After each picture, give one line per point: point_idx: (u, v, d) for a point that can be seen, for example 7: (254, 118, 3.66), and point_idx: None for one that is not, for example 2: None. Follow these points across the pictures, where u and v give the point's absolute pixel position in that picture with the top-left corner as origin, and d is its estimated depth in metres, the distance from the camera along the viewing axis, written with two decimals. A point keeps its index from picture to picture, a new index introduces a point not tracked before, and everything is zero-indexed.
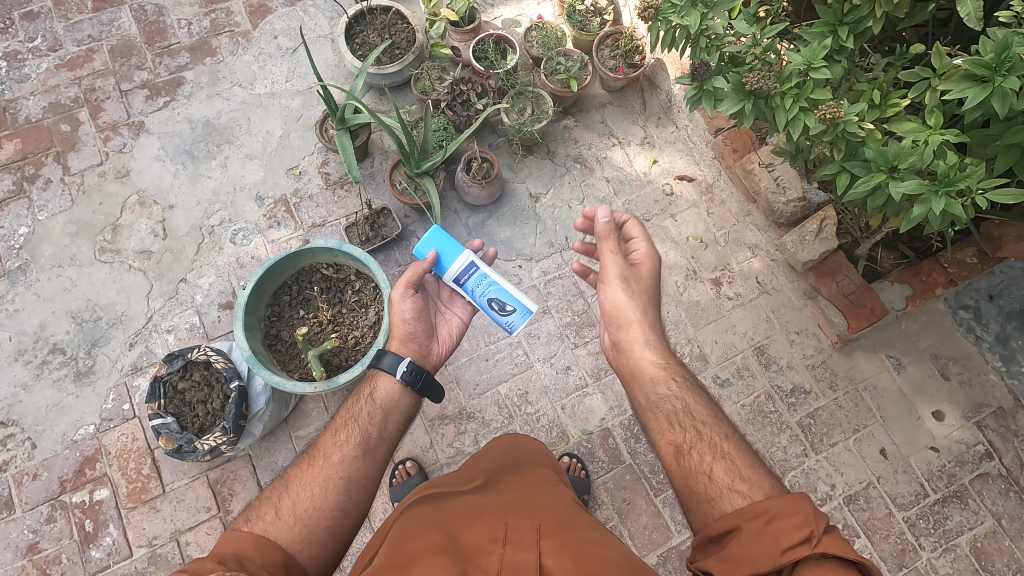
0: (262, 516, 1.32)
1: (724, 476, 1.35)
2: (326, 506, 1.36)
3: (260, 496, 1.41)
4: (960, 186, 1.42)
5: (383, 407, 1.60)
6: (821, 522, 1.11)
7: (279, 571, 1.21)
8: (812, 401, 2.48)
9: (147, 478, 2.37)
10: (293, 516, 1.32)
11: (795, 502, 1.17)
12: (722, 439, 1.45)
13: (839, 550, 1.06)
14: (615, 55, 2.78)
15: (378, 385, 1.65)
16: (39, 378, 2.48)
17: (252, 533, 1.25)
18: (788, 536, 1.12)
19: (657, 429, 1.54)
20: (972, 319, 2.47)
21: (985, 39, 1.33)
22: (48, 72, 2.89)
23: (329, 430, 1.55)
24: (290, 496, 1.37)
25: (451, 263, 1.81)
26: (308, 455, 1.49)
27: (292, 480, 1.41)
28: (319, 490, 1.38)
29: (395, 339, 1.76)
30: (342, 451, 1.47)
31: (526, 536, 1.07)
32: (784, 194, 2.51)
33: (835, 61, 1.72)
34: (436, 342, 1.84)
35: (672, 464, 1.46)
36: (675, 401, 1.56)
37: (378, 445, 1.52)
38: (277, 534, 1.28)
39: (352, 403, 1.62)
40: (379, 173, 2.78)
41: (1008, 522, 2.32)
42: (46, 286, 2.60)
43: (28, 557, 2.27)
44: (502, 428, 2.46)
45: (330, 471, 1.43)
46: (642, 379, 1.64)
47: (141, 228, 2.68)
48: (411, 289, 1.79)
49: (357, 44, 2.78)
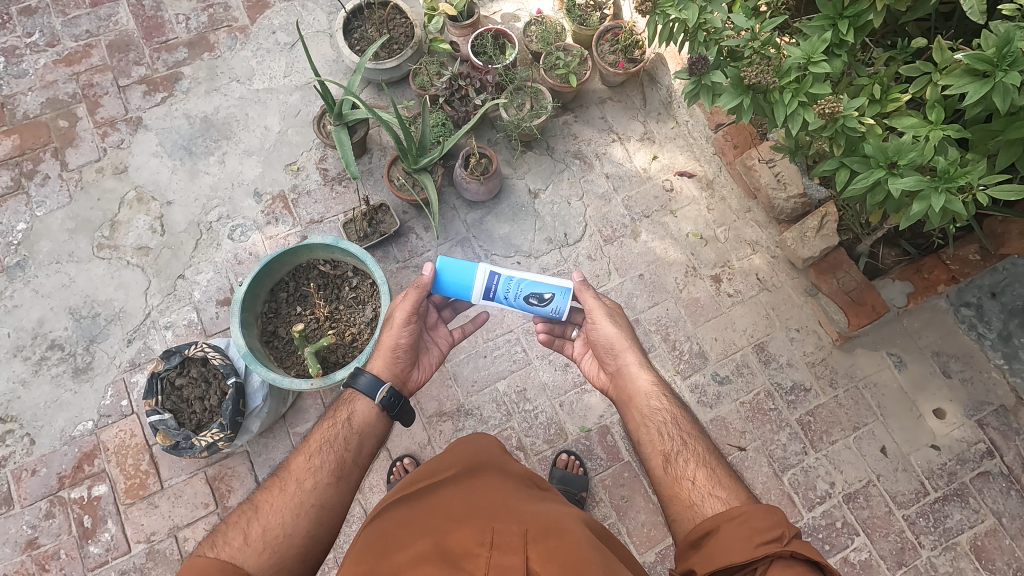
0: (229, 541, 1.30)
1: (707, 483, 1.42)
2: (296, 534, 1.34)
3: (227, 517, 1.38)
4: (960, 182, 1.41)
5: (360, 431, 1.58)
6: (791, 528, 1.20)
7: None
8: (812, 399, 2.47)
9: (146, 474, 2.37)
10: (261, 543, 1.30)
11: (762, 515, 1.24)
12: (704, 448, 1.51)
13: (807, 551, 1.15)
14: (615, 50, 2.76)
15: (356, 408, 1.62)
16: (38, 374, 2.48)
17: (219, 559, 1.23)
18: (759, 534, 1.20)
19: (645, 444, 1.55)
20: (975, 316, 2.43)
21: (987, 33, 1.30)
22: (46, 67, 2.88)
23: (303, 451, 1.50)
24: (260, 521, 1.34)
25: (473, 284, 1.77)
26: (280, 477, 1.45)
27: (262, 505, 1.38)
28: (290, 517, 1.36)
29: (382, 365, 1.73)
30: (316, 476, 1.44)
31: (513, 541, 1.08)
32: (784, 190, 2.49)
33: (835, 55, 1.68)
34: (416, 369, 1.84)
35: (659, 472, 1.49)
36: (665, 413, 1.59)
37: (352, 472, 1.50)
38: (245, 560, 1.26)
39: (328, 425, 1.58)
40: (378, 169, 2.77)
41: (1009, 521, 2.30)
42: (45, 282, 2.60)
43: (28, 552, 2.28)
44: (501, 425, 2.45)
45: (302, 498, 1.40)
46: (635, 402, 1.64)
47: (140, 224, 2.68)
48: (411, 320, 1.77)
49: (355, 39, 2.76)
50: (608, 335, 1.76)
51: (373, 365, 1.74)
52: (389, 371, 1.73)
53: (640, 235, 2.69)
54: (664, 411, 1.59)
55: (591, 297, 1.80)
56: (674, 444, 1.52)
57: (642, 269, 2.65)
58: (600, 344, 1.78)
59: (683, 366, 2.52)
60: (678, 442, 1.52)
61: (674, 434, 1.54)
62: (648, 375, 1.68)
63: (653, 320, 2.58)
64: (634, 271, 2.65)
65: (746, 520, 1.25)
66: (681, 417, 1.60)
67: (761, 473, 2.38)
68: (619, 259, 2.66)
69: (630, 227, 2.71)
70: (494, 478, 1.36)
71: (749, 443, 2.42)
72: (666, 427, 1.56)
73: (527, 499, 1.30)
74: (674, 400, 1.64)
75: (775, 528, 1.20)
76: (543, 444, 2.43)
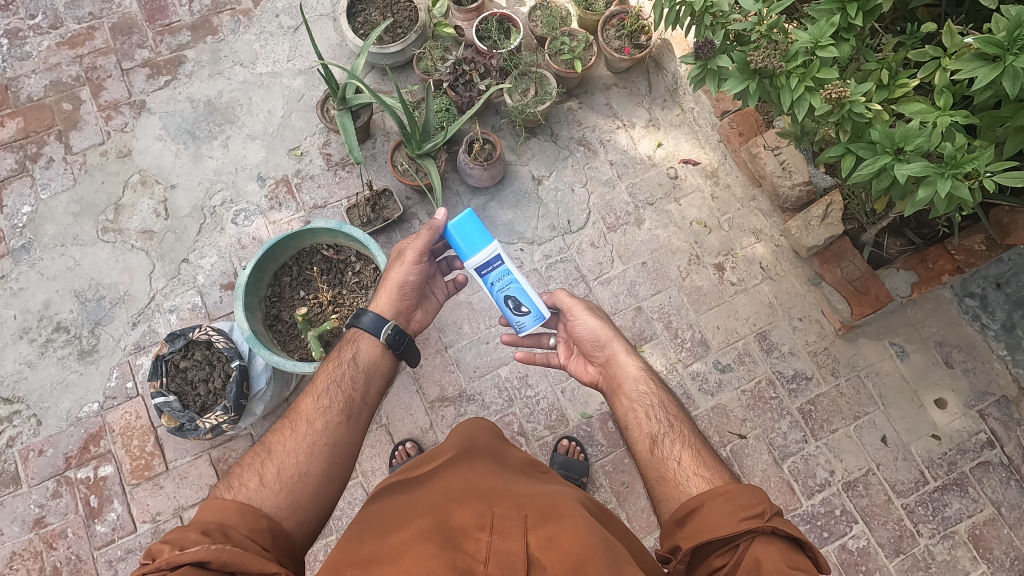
0: (245, 484, 1.29)
1: (692, 463, 1.42)
2: (312, 473, 1.35)
3: (239, 461, 1.37)
4: (967, 168, 1.40)
5: (366, 370, 1.61)
6: (773, 504, 1.21)
7: (265, 538, 1.20)
8: (813, 387, 2.47)
9: (151, 455, 2.40)
10: (278, 483, 1.30)
11: (745, 490, 1.26)
12: (691, 433, 1.50)
13: (787, 527, 1.18)
14: (621, 36, 2.74)
15: (361, 347, 1.65)
16: (44, 355, 2.50)
17: (236, 501, 1.23)
18: (741, 509, 1.22)
19: (632, 429, 1.55)
20: (979, 307, 2.42)
21: (998, 17, 1.29)
22: (49, 50, 2.87)
23: (311, 392, 1.51)
24: (273, 463, 1.34)
25: (479, 250, 1.69)
26: (289, 420, 1.45)
27: (273, 446, 1.38)
28: (304, 457, 1.36)
29: (389, 298, 1.76)
30: (326, 417, 1.45)
31: (513, 526, 1.10)
32: (790, 178, 2.46)
33: (843, 39, 1.64)
34: (418, 310, 1.88)
35: (646, 456, 1.48)
36: (652, 398, 1.58)
37: (361, 411, 1.52)
38: (262, 502, 1.26)
39: (333, 365, 1.60)
40: (381, 154, 2.76)
41: (1008, 510, 2.31)
42: (50, 265, 2.61)
43: (35, 531, 2.31)
44: (502, 411, 2.46)
45: (314, 437, 1.40)
46: (623, 389, 1.63)
47: (144, 208, 2.68)
48: (423, 258, 1.79)
49: (358, 22, 2.74)
50: (590, 329, 1.74)
51: (379, 300, 1.76)
52: (394, 307, 1.76)
53: (643, 223, 2.69)
54: (652, 396, 1.58)
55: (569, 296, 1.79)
56: (661, 427, 1.51)
57: (644, 256, 2.65)
58: (586, 340, 1.76)
59: (684, 354, 2.53)
60: (663, 427, 1.51)
61: (659, 418, 1.53)
62: (635, 361, 1.67)
63: (656, 308, 2.59)
64: (636, 259, 2.64)
65: (728, 496, 1.26)
66: (669, 402, 1.58)
67: (761, 460, 2.39)
68: (622, 247, 2.66)
69: (634, 215, 2.70)
70: (492, 461, 1.37)
71: (749, 431, 2.43)
72: (654, 413, 1.54)
73: (525, 481, 1.32)
74: (662, 385, 1.62)
75: (757, 505, 1.22)
76: (545, 430, 2.44)
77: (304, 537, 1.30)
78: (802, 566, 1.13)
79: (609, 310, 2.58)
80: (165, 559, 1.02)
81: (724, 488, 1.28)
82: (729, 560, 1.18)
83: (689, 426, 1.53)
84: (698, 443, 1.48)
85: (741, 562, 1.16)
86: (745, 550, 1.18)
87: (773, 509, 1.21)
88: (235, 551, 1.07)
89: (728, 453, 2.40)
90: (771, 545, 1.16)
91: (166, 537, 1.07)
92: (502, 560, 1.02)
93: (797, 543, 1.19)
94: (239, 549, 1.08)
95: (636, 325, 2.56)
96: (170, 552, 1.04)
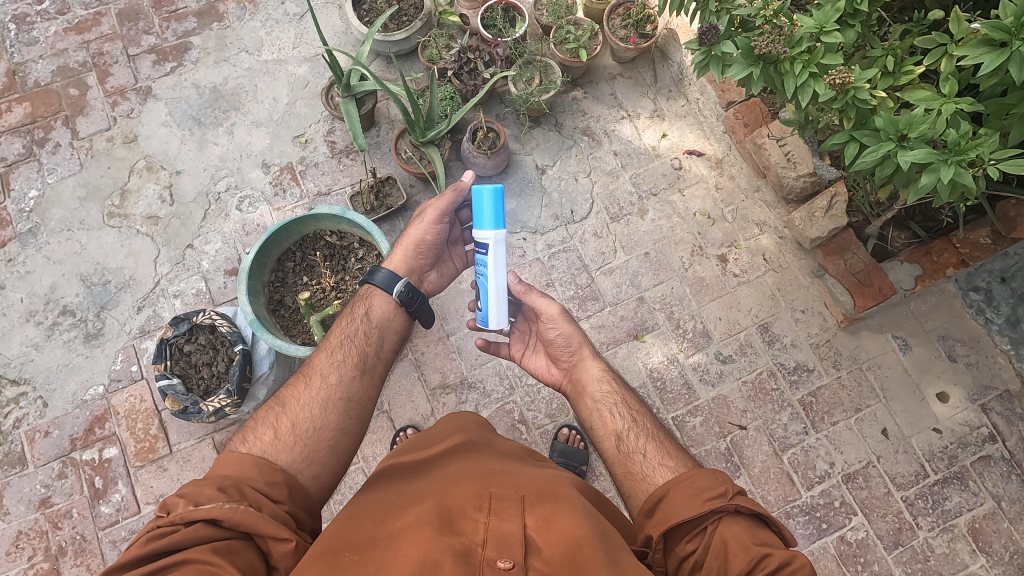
0: (260, 437, 1.31)
1: (657, 455, 1.43)
2: (327, 427, 1.36)
3: (253, 416, 1.39)
4: (970, 155, 1.39)
5: (380, 325, 1.62)
6: (734, 484, 1.25)
7: (283, 491, 1.20)
8: (814, 379, 2.47)
9: (155, 438, 2.42)
10: (292, 437, 1.31)
11: (708, 473, 1.28)
12: (654, 426, 1.51)
13: (750, 505, 1.21)
14: (627, 25, 2.73)
15: (374, 303, 1.66)
16: (50, 338, 2.53)
17: (252, 454, 1.24)
18: (704, 491, 1.24)
19: (597, 428, 1.54)
20: (983, 301, 2.42)
21: (1006, 3, 1.28)
22: (57, 35, 2.89)
23: (325, 349, 1.54)
24: (288, 416, 1.35)
25: (476, 228, 1.66)
26: (304, 374, 1.47)
27: (288, 401, 1.40)
28: (319, 411, 1.38)
29: (404, 256, 1.77)
30: (340, 371, 1.47)
31: (511, 508, 1.12)
32: (795, 169, 2.44)
33: (849, 25, 1.62)
34: (433, 271, 1.88)
35: (613, 452, 1.48)
36: (615, 396, 1.57)
37: (375, 366, 1.54)
38: (277, 455, 1.27)
39: (347, 321, 1.61)
40: (385, 142, 2.77)
41: (1008, 504, 2.30)
42: (56, 249, 2.63)
43: (41, 510, 2.34)
44: (503, 398, 2.47)
45: (329, 391, 1.42)
46: (586, 391, 1.61)
47: (149, 193, 2.70)
48: (443, 218, 1.80)
49: (364, 10, 2.74)
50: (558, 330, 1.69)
51: (395, 258, 1.77)
52: (407, 265, 1.77)
53: (646, 214, 2.68)
54: (615, 394, 1.58)
55: (553, 306, 1.68)
56: (625, 423, 1.51)
57: (647, 247, 2.64)
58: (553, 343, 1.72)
59: (686, 344, 2.53)
60: (627, 422, 1.51)
61: (625, 414, 1.53)
62: (599, 362, 1.66)
63: (658, 298, 2.59)
64: (639, 250, 2.64)
65: (691, 481, 1.28)
66: (633, 398, 1.58)
67: (761, 451, 2.40)
68: (626, 237, 2.66)
69: (637, 206, 2.69)
70: (487, 448, 1.38)
71: (750, 422, 2.43)
72: (620, 411, 1.54)
73: (521, 466, 1.33)
74: (623, 383, 1.62)
75: (719, 487, 1.24)
76: (545, 418, 2.45)
77: (319, 490, 1.30)
78: (768, 540, 1.18)
79: (612, 300, 2.58)
80: (179, 515, 1.05)
81: (688, 474, 1.30)
82: (699, 545, 1.20)
83: (653, 420, 1.54)
84: (662, 434, 1.50)
85: (710, 547, 1.19)
86: (712, 533, 1.20)
87: (734, 489, 1.24)
88: (248, 512, 1.09)
89: (728, 444, 2.41)
90: (738, 526, 1.19)
91: (183, 491, 1.11)
92: (499, 543, 1.04)
93: (761, 520, 1.23)
94: (252, 510, 1.10)
95: (638, 315, 2.56)
96: (185, 507, 1.07)
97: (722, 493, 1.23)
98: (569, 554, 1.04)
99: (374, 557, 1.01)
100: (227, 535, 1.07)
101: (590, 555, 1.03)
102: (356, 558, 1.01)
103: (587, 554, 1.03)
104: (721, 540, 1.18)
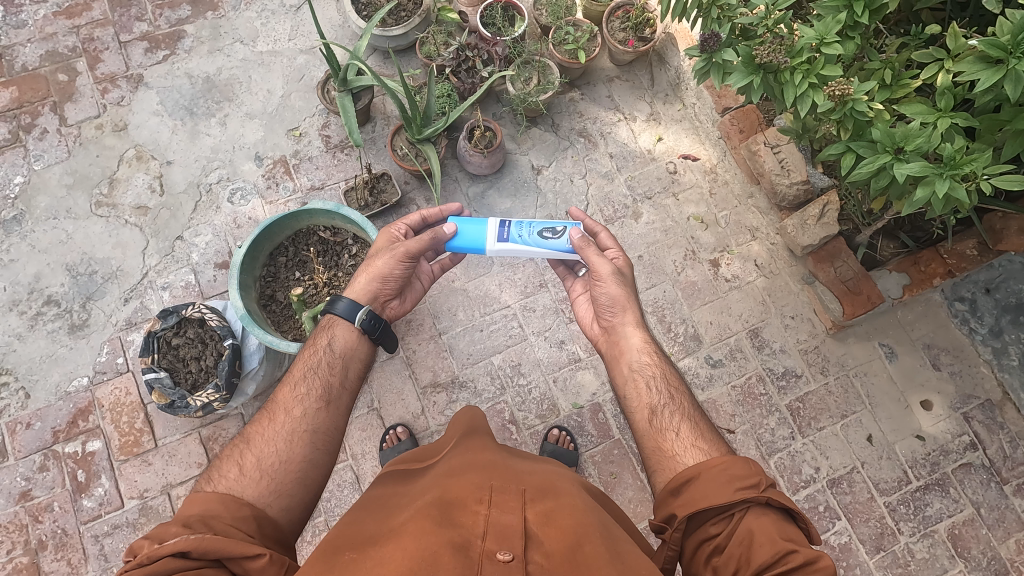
0: (225, 475, 1.30)
1: (690, 435, 1.43)
2: (292, 459, 1.34)
3: (220, 454, 1.38)
4: (964, 170, 1.42)
5: (343, 356, 1.58)
6: (767, 476, 1.25)
7: (250, 526, 1.20)
8: (802, 385, 2.50)
9: (140, 432, 2.39)
10: (257, 471, 1.30)
11: (740, 461, 1.28)
12: (690, 406, 1.51)
13: (781, 499, 1.22)
14: (626, 27, 2.73)
15: (336, 333, 1.61)
16: (33, 328, 2.48)
17: (217, 492, 1.23)
18: (738, 479, 1.24)
19: (631, 399, 1.54)
20: (968, 311, 2.49)
21: (1003, 20, 1.30)
22: (46, 19, 2.83)
23: (288, 382, 1.50)
24: (253, 452, 1.34)
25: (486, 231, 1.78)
26: (268, 410, 1.44)
27: (252, 437, 1.38)
28: (284, 444, 1.36)
29: (367, 284, 1.71)
30: (304, 403, 1.44)
31: (512, 502, 1.11)
32: (788, 177, 2.47)
33: (849, 38, 1.65)
34: (396, 299, 1.83)
35: (644, 426, 1.48)
36: (654, 369, 1.56)
37: (340, 396, 1.50)
38: (243, 490, 1.26)
39: (309, 354, 1.57)
40: (380, 138, 2.75)
41: (987, 511, 2.35)
42: (42, 238, 2.58)
43: (21, 504, 2.30)
44: (494, 398, 2.47)
45: (293, 425, 1.40)
46: (624, 357, 1.62)
47: (139, 183, 2.65)
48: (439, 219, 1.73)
49: (362, 4, 2.71)
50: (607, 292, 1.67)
51: (357, 285, 1.72)
52: (371, 293, 1.71)
53: (640, 216, 2.69)
54: (653, 367, 1.57)
55: (604, 266, 1.68)
56: (661, 398, 1.51)
57: (640, 250, 2.65)
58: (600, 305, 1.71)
59: (676, 348, 2.55)
60: (666, 395, 1.51)
61: (667, 386, 1.53)
62: (640, 332, 1.65)
63: (650, 301, 2.60)
64: (632, 252, 2.65)
65: (727, 468, 1.27)
66: (673, 373, 1.57)
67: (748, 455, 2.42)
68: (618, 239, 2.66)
69: (631, 208, 2.71)
70: (489, 445, 1.39)
71: (738, 426, 2.45)
72: (662, 384, 1.53)
73: (520, 463, 1.33)
74: (665, 358, 1.61)
75: (751, 478, 1.24)
76: (535, 419, 2.45)
77: (291, 522, 1.30)
78: (794, 537, 1.19)
79: None
80: (145, 555, 1.05)
81: (725, 460, 1.29)
82: (723, 529, 1.21)
83: (691, 398, 1.53)
84: (697, 416, 1.48)
85: (734, 534, 1.20)
86: (739, 521, 1.21)
87: (766, 482, 1.25)
88: (213, 539, 1.09)
89: None
90: (768, 522, 1.19)
91: (148, 533, 1.10)
92: (499, 533, 1.02)
93: (789, 515, 1.24)
94: (218, 535, 1.10)
95: None
96: (149, 548, 1.06)
97: (754, 485, 1.23)
98: (569, 550, 1.03)
99: (373, 552, 1.00)
100: (196, 564, 1.07)
101: (590, 551, 1.04)
102: (355, 556, 1.00)
103: (588, 551, 1.03)
104: (750, 534, 1.18)
